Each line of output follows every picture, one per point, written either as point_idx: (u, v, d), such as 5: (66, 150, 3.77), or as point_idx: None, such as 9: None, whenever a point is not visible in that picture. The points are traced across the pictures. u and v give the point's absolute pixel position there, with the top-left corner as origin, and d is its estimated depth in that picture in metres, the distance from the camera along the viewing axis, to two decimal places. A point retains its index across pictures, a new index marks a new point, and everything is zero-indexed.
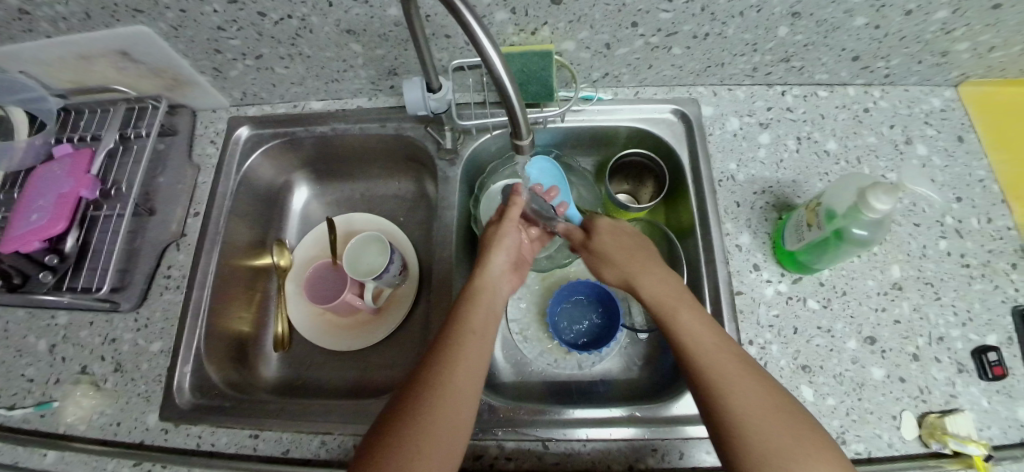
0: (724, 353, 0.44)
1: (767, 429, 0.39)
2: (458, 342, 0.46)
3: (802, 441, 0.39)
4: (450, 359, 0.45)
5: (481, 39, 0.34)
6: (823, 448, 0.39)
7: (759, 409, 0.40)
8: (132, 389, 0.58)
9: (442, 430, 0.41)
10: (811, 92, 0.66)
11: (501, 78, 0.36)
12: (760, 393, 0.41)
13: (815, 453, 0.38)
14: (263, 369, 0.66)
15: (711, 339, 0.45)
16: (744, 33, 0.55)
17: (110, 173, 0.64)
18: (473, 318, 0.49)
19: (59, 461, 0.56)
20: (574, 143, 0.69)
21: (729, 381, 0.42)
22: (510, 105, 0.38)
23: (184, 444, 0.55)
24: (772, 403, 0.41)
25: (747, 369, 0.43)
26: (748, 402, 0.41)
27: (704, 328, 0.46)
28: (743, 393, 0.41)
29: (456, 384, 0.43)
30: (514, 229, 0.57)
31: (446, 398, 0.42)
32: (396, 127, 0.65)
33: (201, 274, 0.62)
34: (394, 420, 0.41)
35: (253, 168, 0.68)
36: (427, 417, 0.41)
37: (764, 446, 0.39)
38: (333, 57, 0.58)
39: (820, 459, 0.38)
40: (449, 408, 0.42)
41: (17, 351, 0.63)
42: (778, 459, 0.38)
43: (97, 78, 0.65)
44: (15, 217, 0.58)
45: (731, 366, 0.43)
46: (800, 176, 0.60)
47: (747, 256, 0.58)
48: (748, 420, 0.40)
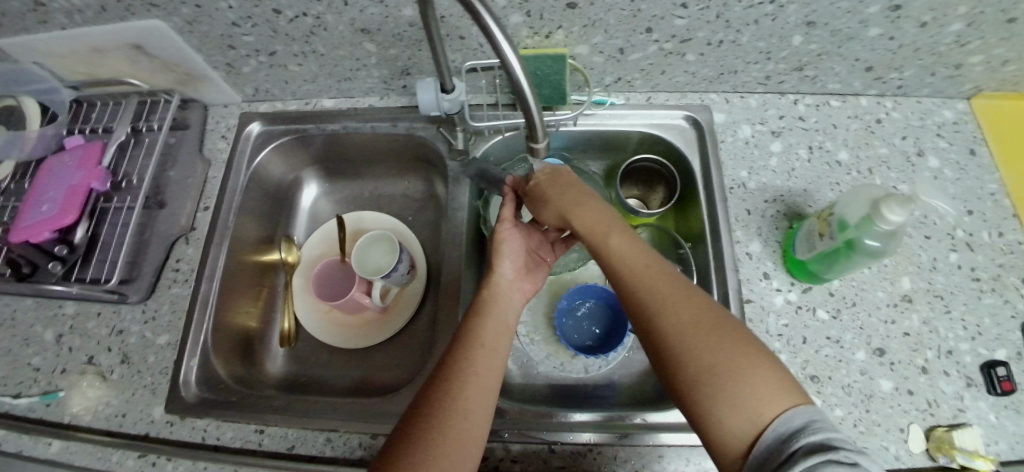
0: (657, 278, 0.43)
1: (702, 349, 0.38)
2: (471, 357, 0.45)
3: (742, 359, 0.37)
4: (464, 374, 0.44)
5: (502, 43, 0.34)
6: (765, 362, 0.37)
7: (694, 331, 0.39)
8: (138, 381, 0.59)
9: (455, 450, 0.39)
10: (824, 101, 0.65)
11: (519, 82, 0.37)
12: (693, 314, 0.40)
13: (756, 369, 0.36)
14: (270, 366, 0.66)
15: (640, 267, 0.45)
16: (759, 41, 0.55)
17: (121, 165, 0.64)
18: (483, 332, 0.47)
19: (64, 451, 0.56)
20: (584, 147, 0.69)
21: (662, 305, 0.41)
22: (527, 108, 0.38)
23: (190, 437, 0.55)
24: (708, 323, 0.39)
25: (680, 293, 0.42)
26: (682, 324, 0.40)
27: (637, 255, 0.45)
28: (675, 315, 0.40)
29: (466, 404, 0.42)
30: (512, 231, 0.55)
31: (460, 417, 0.41)
32: (408, 126, 0.65)
33: (210, 269, 0.62)
34: (408, 441, 0.40)
35: (263, 164, 0.69)
36: (441, 438, 0.40)
37: (693, 365, 0.38)
38: (346, 56, 0.58)
39: (753, 374, 0.36)
40: (462, 427, 0.41)
41: (24, 341, 0.63)
42: (708, 375, 0.37)
43: (110, 70, 0.65)
44: (26, 208, 0.58)
45: (664, 290, 0.42)
46: (811, 185, 0.60)
47: (757, 264, 0.58)
48: (680, 343, 0.39)
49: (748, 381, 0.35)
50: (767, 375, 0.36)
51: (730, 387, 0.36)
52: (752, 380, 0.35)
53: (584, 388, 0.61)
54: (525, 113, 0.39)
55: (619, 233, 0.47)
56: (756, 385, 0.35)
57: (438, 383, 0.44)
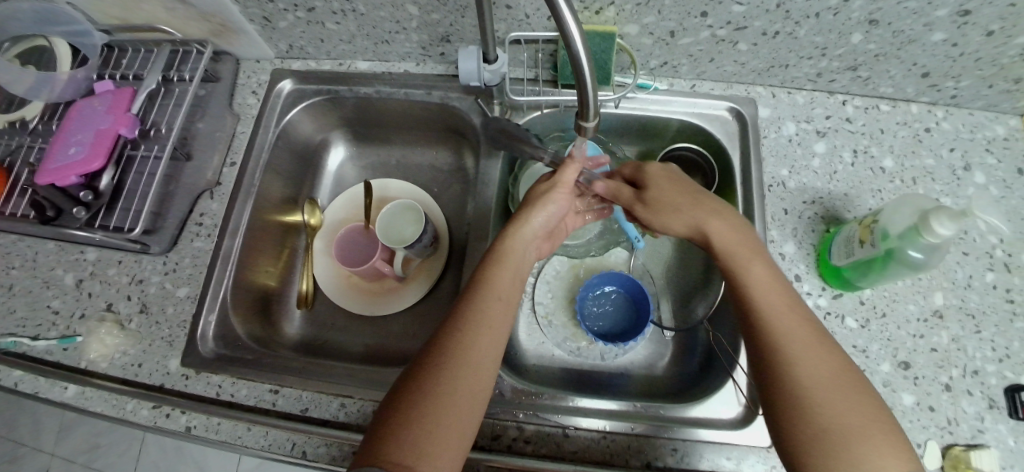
0: (793, 315, 0.42)
1: (835, 399, 0.37)
2: (481, 317, 0.44)
3: (870, 425, 0.36)
4: (473, 325, 0.43)
5: (565, 16, 0.32)
6: (890, 431, 0.37)
7: (827, 377, 0.39)
8: (155, 332, 0.58)
9: (457, 410, 0.39)
10: (873, 104, 0.63)
11: (579, 59, 0.35)
12: (829, 361, 0.39)
13: (880, 430, 0.36)
14: (288, 328, 0.66)
15: (784, 301, 0.43)
16: (816, 35, 0.52)
17: (150, 114, 0.63)
18: (499, 282, 0.47)
19: (79, 396, 0.56)
20: (622, 131, 0.67)
21: (801, 344, 0.40)
22: (584, 85, 0.36)
23: (204, 391, 0.55)
24: (842, 373, 0.39)
25: (819, 339, 0.41)
26: (815, 368, 0.39)
27: (775, 288, 0.44)
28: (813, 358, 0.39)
29: (475, 355, 0.42)
30: (563, 196, 0.53)
31: (466, 368, 0.41)
32: (442, 96, 0.64)
33: (235, 224, 0.62)
34: (416, 396, 0.39)
35: (293, 122, 0.68)
36: (444, 387, 0.39)
37: (823, 412, 0.37)
38: (386, 17, 0.56)
39: (880, 438, 0.36)
40: (468, 383, 0.40)
41: (45, 283, 0.63)
42: (837, 428, 0.36)
43: (144, 15, 0.64)
44: (54, 149, 0.58)
45: (801, 330, 0.41)
46: (852, 190, 0.58)
47: (789, 266, 0.56)
48: (810, 386, 0.38)
49: (874, 441, 0.36)
50: (892, 445, 0.36)
51: (854, 446, 0.35)
52: (880, 445, 0.35)
53: (599, 375, 0.61)
54: (581, 93, 0.37)
55: (759, 262, 0.45)
56: (880, 447, 0.35)
57: (444, 336, 0.43)
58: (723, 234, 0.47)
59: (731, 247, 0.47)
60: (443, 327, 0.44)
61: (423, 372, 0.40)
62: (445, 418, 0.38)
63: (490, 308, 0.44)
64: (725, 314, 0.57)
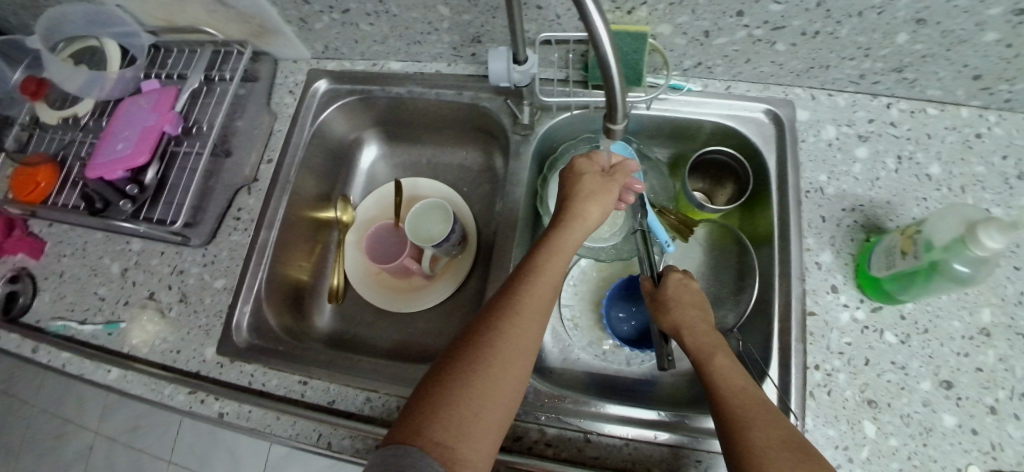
0: (749, 398, 0.42)
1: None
2: (523, 301, 0.43)
3: None
4: (514, 313, 0.43)
5: (593, 16, 0.32)
6: None
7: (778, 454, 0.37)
8: (193, 321, 0.61)
9: (496, 391, 0.39)
10: (920, 108, 0.60)
11: (607, 60, 0.35)
12: (781, 438, 0.38)
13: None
14: (318, 322, 0.68)
15: (738, 389, 0.43)
16: (860, 35, 0.50)
17: (192, 112, 0.66)
18: (547, 269, 0.46)
19: (121, 379, 0.59)
20: (653, 133, 0.66)
21: (752, 422, 0.40)
22: (611, 89, 0.37)
23: (237, 379, 0.57)
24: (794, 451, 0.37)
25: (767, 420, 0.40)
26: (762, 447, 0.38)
27: (733, 375, 0.44)
28: (762, 434, 0.39)
29: (516, 338, 0.42)
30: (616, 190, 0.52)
31: (506, 356, 0.41)
32: (472, 96, 0.64)
33: (270, 218, 0.64)
34: (456, 375, 0.39)
35: (327, 121, 0.69)
36: (486, 374, 0.39)
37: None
38: (419, 18, 0.57)
39: None
40: (509, 365, 0.40)
41: (93, 270, 0.67)
42: None
43: (189, 17, 0.67)
44: (102, 145, 0.61)
45: (750, 409, 0.41)
46: (895, 198, 0.56)
47: (825, 276, 0.54)
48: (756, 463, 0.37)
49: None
50: None
51: None
52: None
53: (623, 381, 0.60)
54: (608, 92, 0.37)
55: (721, 355, 0.46)
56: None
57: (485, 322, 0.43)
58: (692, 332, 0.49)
59: (698, 342, 0.48)
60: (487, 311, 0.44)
61: (461, 359, 0.40)
62: (484, 404, 0.38)
63: (533, 298, 0.44)
64: (758, 323, 0.56)
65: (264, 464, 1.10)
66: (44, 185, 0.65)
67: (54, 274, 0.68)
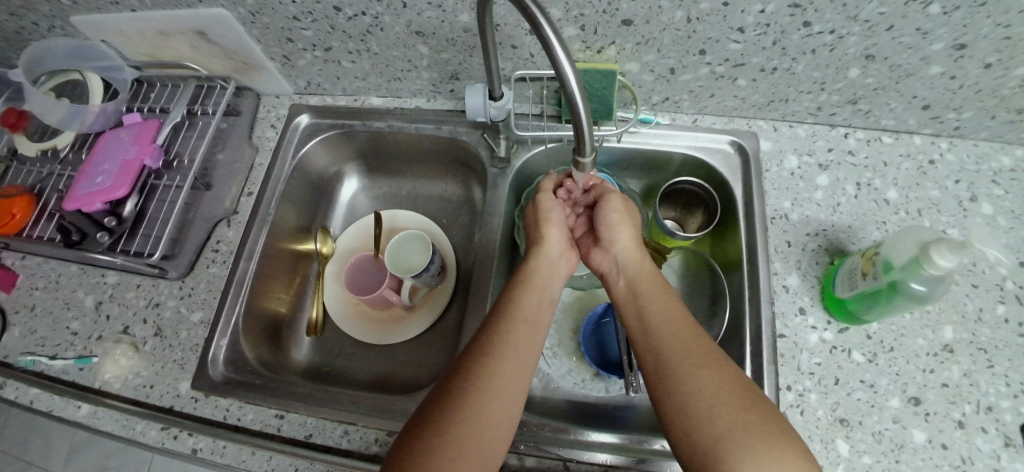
0: (681, 326, 0.45)
1: (730, 417, 0.37)
2: (508, 343, 0.44)
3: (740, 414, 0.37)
4: (494, 356, 0.43)
5: (558, 52, 0.35)
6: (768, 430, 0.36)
7: (715, 389, 0.39)
8: (168, 355, 0.60)
9: (483, 430, 0.39)
10: (876, 137, 0.63)
11: (575, 99, 0.37)
12: (727, 380, 0.39)
13: (758, 432, 0.36)
14: (296, 354, 0.68)
15: (677, 321, 0.45)
16: (814, 71, 0.54)
17: (173, 145, 0.67)
18: (527, 307, 0.48)
19: (92, 416, 0.58)
20: (626, 164, 0.68)
21: (704, 364, 0.41)
22: (578, 121, 0.39)
23: (212, 414, 0.56)
24: (729, 387, 0.39)
25: (698, 345, 0.42)
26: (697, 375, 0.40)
27: (681, 315, 0.46)
28: (716, 376, 0.40)
29: (503, 380, 0.42)
30: (555, 202, 0.57)
31: (484, 402, 0.40)
32: (451, 130, 0.66)
33: (249, 250, 0.64)
34: (441, 418, 0.39)
35: (308, 154, 0.70)
36: (466, 418, 0.39)
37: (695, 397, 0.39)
38: (399, 56, 0.60)
39: (749, 426, 0.36)
40: (495, 406, 0.40)
41: (66, 304, 0.66)
42: (703, 409, 0.38)
43: (173, 54, 0.68)
44: (81, 178, 0.61)
45: (700, 350, 0.42)
46: (856, 222, 0.58)
47: (793, 298, 0.56)
48: (704, 406, 0.38)
49: (749, 443, 0.35)
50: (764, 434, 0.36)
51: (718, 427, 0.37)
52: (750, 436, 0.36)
53: (602, 408, 0.61)
54: (577, 127, 0.39)
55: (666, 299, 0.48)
56: (775, 456, 0.34)
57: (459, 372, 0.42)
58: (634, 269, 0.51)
59: (639, 279, 0.50)
60: (470, 351, 0.44)
61: (447, 402, 0.40)
62: (472, 445, 0.38)
63: (512, 340, 0.44)
64: (731, 347, 0.58)
65: None
66: (19, 216, 0.64)
67: (25, 308, 0.67)
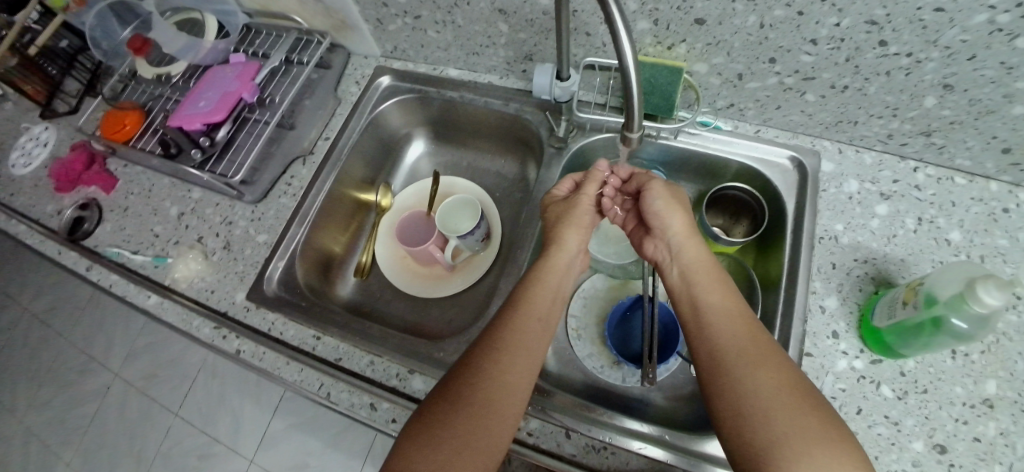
0: (740, 324, 0.45)
1: (788, 420, 0.38)
2: (516, 329, 0.47)
3: (799, 415, 0.38)
4: (504, 338, 0.47)
5: (622, 34, 0.36)
6: (828, 434, 0.37)
7: (774, 389, 0.40)
8: (231, 267, 0.67)
9: (497, 402, 0.43)
10: (948, 176, 0.60)
11: (628, 70, 0.38)
12: (782, 383, 0.40)
13: (819, 434, 0.37)
14: (341, 290, 0.74)
15: (736, 319, 0.46)
16: (887, 95, 0.53)
17: (268, 86, 0.75)
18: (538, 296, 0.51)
19: (160, 307, 0.65)
20: (681, 166, 0.69)
21: (758, 366, 0.42)
22: (631, 101, 0.39)
23: (259, 325, 0.62)
24: (789, 389, 0.40)
25: (758, 345, 0.43)
26: (755, 373, 0.41)
27: (737, 313, 0.46)
28: (771, 379, 0.40)
29: (513, 362, 0.45)
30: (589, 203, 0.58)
31: (507, 380, 0.44)
32: (518, 108, 0.70)
33: (318, 189, 0.71)
34: (458, 390, 0.43)
35: (384, 113, 0.77)
36: (482, 394, 0.43)
37: (752, 395, 0.40)
38: (480, 31, 0.64)
39: (807, 428, 0.37)
40: (506, 385, 0.44)
41: (153, 210, 0.75)
42: (759, 406, 0.39)
43: (282, 6, 0.76)
44: (188, 101, 0.71)
45: (755, 351, 0.43)
46: (909, 257, 0.57)
47: (828, 321, 0.55)
48: (761, 405, 0.39)
49: (809, 444, 0.36)
50: (824, 437, 0.37)
51: (776, 426, 0.38)
52: (808, 437, 0.37)
53: (612, 394, 0.62)
54: (627, 105, 0.40)
55: (720, 293, 0.48)
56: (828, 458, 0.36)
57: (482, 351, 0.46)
58: (693, 265, 0.52)
59: (700, 274, 0.50)
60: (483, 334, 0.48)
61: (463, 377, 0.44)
62: (486, 419, 0.42)
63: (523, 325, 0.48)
64: None
65: (261, 437, 1.16)
66: (129, 128, 0.73)
67: (119, 208, 0.76)
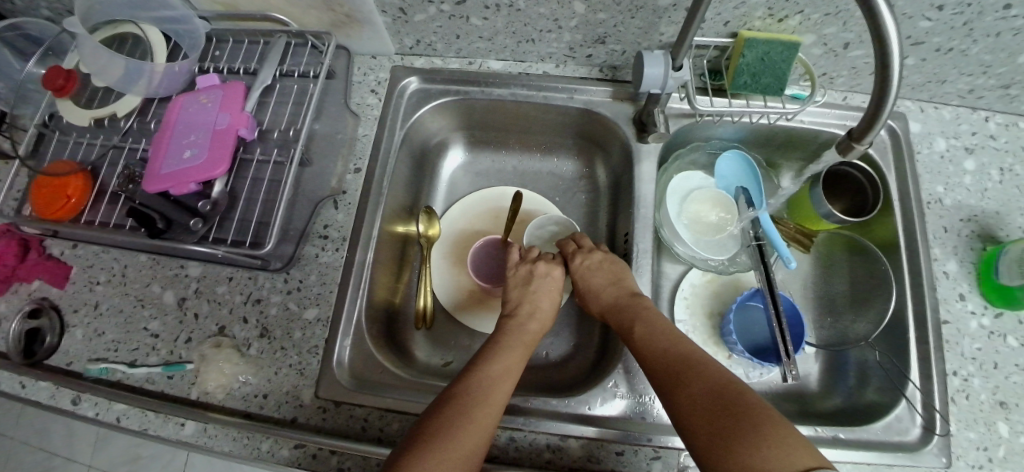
0: (671, 343, 0.44)
1: (723, 425, 0.36)
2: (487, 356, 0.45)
3: (734, 415, 0.36)
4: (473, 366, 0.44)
5: (890, 21, 0.31)
6: (769, 429, 0.34)
7: (707, 398, 0.38)
8: (281, 359, 0.53)
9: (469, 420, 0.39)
10: (1015, 122, 0.62)
11: (888, 96, 0.34)
12: (711, 388, 0.39)
13: (759, 431, 0.34)
14: (417, 352, 0.61)
15: (668, 339, 0.45)
16: (987, 54, 0.52)
17: (264, 113, 0.59)
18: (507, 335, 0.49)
19: (200, 434, 0.49)
20: (763, 143, 0.64)
21: (688, 377, 0.40)
22: (882, 105, 0.35)
23: (346, 426, 0.50)
24: (721, 393, 0.38)
25: (692, 360, 0.42)
26: (693, 387, 0.39)
27: (667, 335, 0.45)
28: (702, 386, 0.39)
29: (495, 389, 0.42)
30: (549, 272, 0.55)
31: (482, 404, 0.40)
32: (586, 101, 0.61)
33: (364, 239, 0.57)
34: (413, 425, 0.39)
35: (420, 121, 0.64)
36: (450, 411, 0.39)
37: (694, 408, 0.38)
38: (544, 15, 0.53)
39: (750, 429, 0.35)
40: (481, 407, 0.40)
41: (137, 301, 0.56)
42: (702, 417, 0.37)
43: (259, 3, 0.58)
44: (160, 153, 0.52)
45: (687, 366, 0.41)
46: (1003, 208, 0.58)
47: (953, 285, 0.56)
48: (700, 415, 0.37)
49: (754, 445, 0.34)
50: (767, 434, 0.34)
51: (719, 434, 0.35)
52: (751, 438, 0.34)
53: None
54: (876, 113, 0.35)
55: (641, 323, 0.47)
56: (774, 450, 0.33)
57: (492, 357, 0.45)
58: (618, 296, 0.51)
59: (626, 305, 0.50)
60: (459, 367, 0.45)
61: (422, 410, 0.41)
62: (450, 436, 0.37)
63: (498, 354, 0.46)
64: (890, 334, 0.57)
65: None
66: (75, 200, 0.53)
67: (87, 306, 0.57)
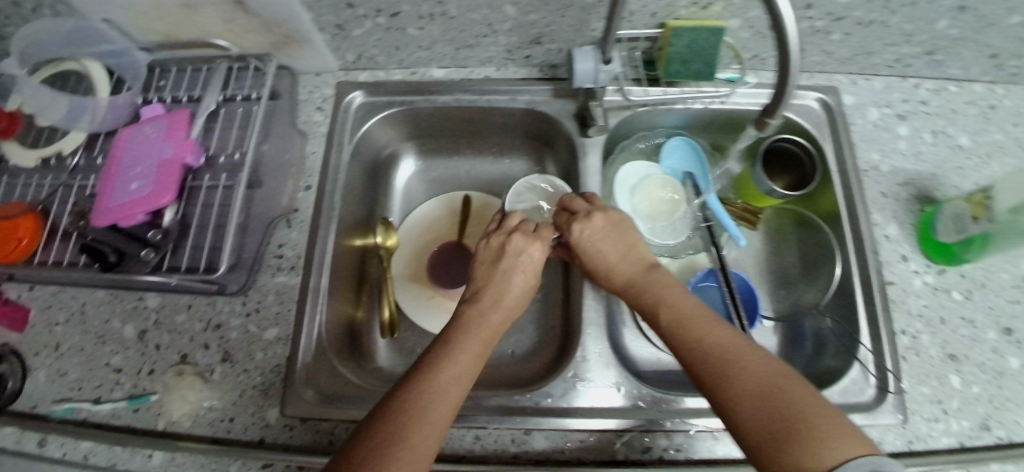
0: (707, 323, 0.42)
1: (775, 413, 0.34)
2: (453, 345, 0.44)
3: (783, 404, 0.34)
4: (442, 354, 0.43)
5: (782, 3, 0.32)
6: (819, 419, 0.33)
7: (756, 383, 0.36)
8: (245, 381, 0.53)
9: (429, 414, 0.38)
10: (943, 86, 0.65)
11: (792, 71, 0.35)
12: (761, 372, 0.37)
13: (814, 424, 0.32)
14: (381, 360, 0.62)
15: (703, 319, 0.43)
16: (905, 23, 0.54)
17: (211, 138, 0.59)
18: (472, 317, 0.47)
19: (167, 463, 0.50)
20: (706, 127, 0.66)
21: (727, 362, 0.38)
22: (786, 82, 0.36)
23: (314, 441, 0.50)
24: (770, 380, 0.36)
25: (735, 342, 0.40)
26: (739, 369, 0.37)
27: (703, 316, 0.43)
28: (745, 370, 0.37)
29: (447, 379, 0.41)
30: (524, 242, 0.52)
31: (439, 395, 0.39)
32: (530, 100, 0.62)
33: (320, 255, 0.58)
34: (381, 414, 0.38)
35: (369, 133, 0.65)
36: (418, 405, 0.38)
37: (739, 390, 0.36)
38: (479, 20, 0.54)
39: (801, 419, 0.33)
40: (436, 396, 0.39)
41: (98, 337, 0.56)
42: (747, 400, 0.35)
43: (198, 30, 0.59)
44: (107, 186, 0.52)
45: (727, 349, 0.39)
46: (937, 169, 0.60)
47: (895, 247, 0.58)
48: (748, 399, 0.35)
49: (812, 437, 0.32)
50: (821, 427, 0.32)
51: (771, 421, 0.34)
52: (806, 428, 0.32)
53: None
54: (784, 86, 0.36)
55: (666, 305, 0.45)
56: (830, 442, 0.31)
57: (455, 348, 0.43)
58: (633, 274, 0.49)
59: (650, 283, 0.48)
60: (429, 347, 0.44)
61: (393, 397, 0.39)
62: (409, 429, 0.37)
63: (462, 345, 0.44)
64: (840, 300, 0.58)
65: None
66: (26, 242, 0.52)
67: (47, 347, 0.56)
